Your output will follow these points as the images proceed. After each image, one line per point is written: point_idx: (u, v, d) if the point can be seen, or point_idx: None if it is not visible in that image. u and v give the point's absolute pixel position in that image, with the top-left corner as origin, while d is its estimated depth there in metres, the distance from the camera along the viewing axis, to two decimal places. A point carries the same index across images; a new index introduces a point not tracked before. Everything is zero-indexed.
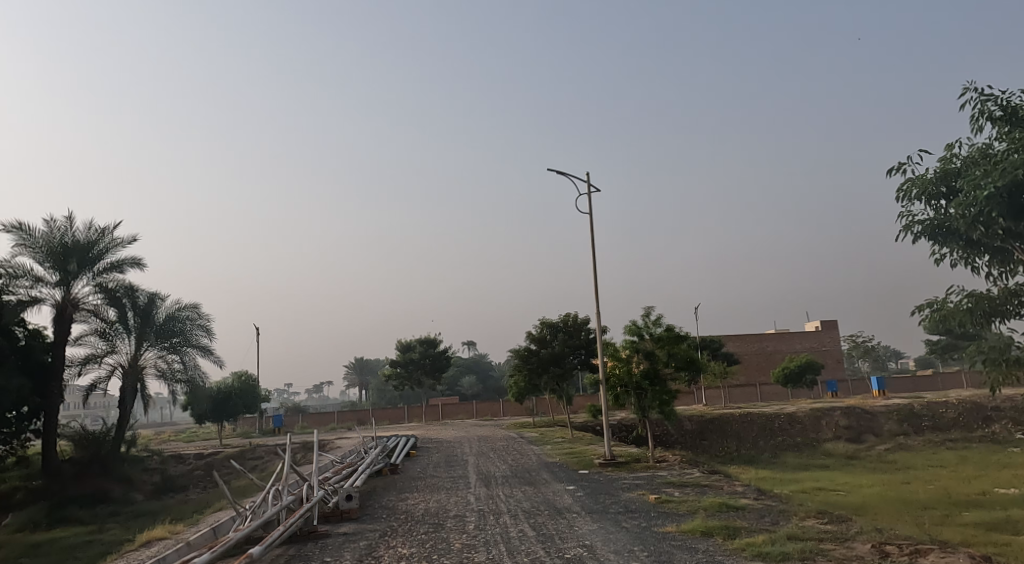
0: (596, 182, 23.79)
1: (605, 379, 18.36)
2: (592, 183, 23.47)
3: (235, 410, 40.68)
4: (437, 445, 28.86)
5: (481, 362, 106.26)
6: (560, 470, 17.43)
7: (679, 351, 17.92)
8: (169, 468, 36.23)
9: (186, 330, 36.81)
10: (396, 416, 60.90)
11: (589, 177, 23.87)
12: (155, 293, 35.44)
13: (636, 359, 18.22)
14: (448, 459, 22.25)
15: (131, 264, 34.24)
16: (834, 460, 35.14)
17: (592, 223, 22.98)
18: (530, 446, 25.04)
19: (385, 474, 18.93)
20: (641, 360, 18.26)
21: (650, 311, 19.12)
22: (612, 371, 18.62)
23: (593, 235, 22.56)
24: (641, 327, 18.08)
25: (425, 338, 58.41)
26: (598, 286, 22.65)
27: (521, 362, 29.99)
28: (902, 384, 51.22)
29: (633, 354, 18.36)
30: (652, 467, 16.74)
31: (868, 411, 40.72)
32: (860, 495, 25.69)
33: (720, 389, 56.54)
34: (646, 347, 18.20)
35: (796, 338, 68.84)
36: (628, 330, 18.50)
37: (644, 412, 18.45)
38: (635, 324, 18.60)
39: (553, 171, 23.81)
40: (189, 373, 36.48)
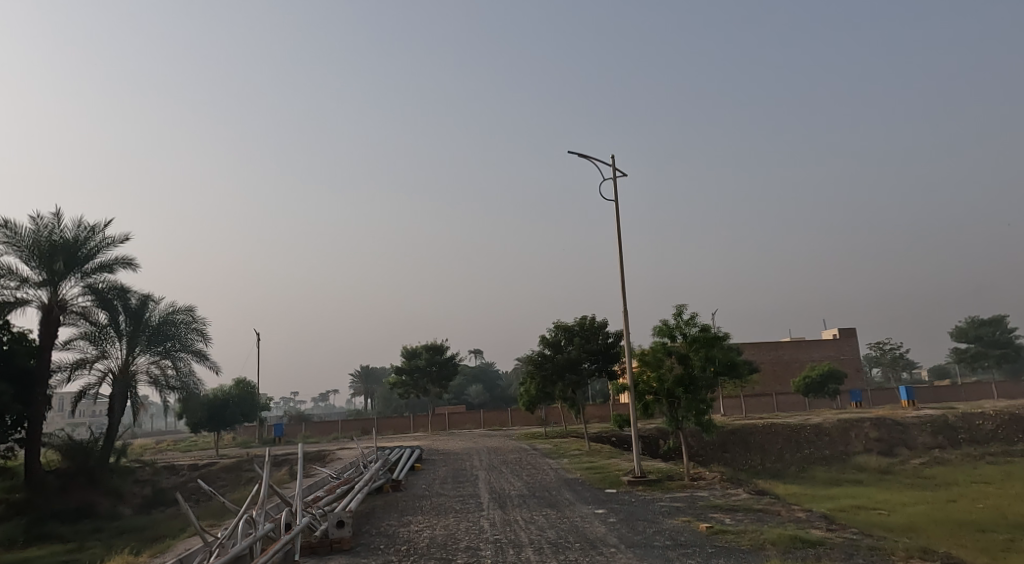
0: (621, 165, 21.65)
1: (633, 387, 16.42)
2: (617, 166, 21.36)
3: (233, 419, 38.77)
4: (443, 456, 26.83)
5: (489, 370, 104.11)
6: (583, 488, 15.48)
7: (717, 355, 15.88)
8: (162, 480, 34.34)
9: (180, 334, 34.94)
10: (400, 425, 58.91)
11: (613, 160, 21.74)
12: (146, 295, 33.69)
13: (669, 363, 16.20)
14: (455, 474, 20.23)
15: (122, 264, 32.45)
16: (868, 475, 33.04)
17: (617, 211, 20.90)
18: (545, 459, 23.06)
19: (387, 491, 17.02)
20: (674, 364, 16.24)
21: (684, 308, 17.05)
22: (641, 378, 16.64)
23: (619, 224, 20.46)
24: (672, 327, 16.06)
25: (432, 344, 56.51)
26: (623, 281, 20.55)
27: (535, 368, 28.00)
28: (931, 394, 49.07)
29: (665, 357, 16.35)
30: (690, 485, 14.82)
31: (899, 422, 38.65)
32: (905, 515, 23.71)
33: (738, 398, 54.39)
34: (678, 350, 16.17)
35: (815, 346, 66.60)
36: (658, 330, 16.49)
37: (678, 424, 16.43)
38: (666, 323, 16.57)
39: (574, 155, 21.69)
40: (183, 380, 34.59)
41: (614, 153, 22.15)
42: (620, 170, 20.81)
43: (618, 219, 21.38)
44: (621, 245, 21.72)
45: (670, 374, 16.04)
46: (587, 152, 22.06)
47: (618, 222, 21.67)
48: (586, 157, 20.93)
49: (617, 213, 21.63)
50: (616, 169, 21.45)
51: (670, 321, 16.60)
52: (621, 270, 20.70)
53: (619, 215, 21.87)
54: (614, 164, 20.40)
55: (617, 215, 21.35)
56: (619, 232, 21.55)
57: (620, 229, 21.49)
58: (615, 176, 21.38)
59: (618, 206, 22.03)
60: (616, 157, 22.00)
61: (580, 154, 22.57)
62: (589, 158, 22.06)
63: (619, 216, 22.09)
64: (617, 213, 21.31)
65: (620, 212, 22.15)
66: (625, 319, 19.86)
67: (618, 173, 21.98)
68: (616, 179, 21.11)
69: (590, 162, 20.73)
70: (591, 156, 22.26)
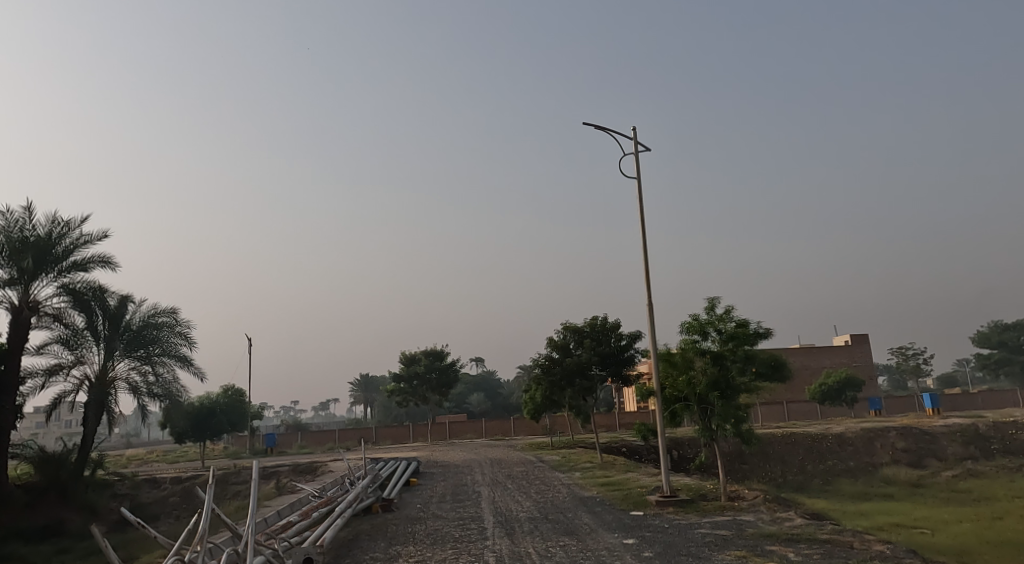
0: (643, 139, 19.43)
1: (660, 391, 14.32)
2: (639, 140, 19.12)
3: (219, 428, 36.48)
4: (443, 470, 24.56)
5: (490, 379, 101.78)
6: (602, 510, 13.29)
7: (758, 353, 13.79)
8: (142, 494, 32.13)
9: (163, 338, 32.65)
10: (399, 435, 56.74)
11: (633, 133, 19.52)
12: (126, 295, 31.44)
13: (702, 364, 14.09)
14: (455, 491, 18.02)
15: (99, 263, 30.27)
16: (899, 489, 30.83)
17: (639, 190, 18.68)
18: (554, 473, 20.85)
19: (375, 511, 14.91)
20: (708, 365, 14.11)
21: (717, 301, 14.91)
22: (667, 381, 14.52)
23: (642, 206, 18.19)
24: (702, 323, 13.98)
25: (432, 349, 54.34)
26: (648, 269, 18.26)
27: (543, 373, 25.85)
28: (955, 402, 46.88)
29: (696, 358, 14.23)
30: (730, 507, 12.63)
31: (927, 432, 36.49)
32: (951, 534, 21.54)
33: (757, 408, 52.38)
34: (712, 349, 14.08)
35: (828, 354, 64.42)
36: (688, 327, 14.37)
37: (712, 434, 14.32)
38: (697, 318, 14.45)
39: (590, 126, 19.48)
40: (166, 387, 32.31)
41: (635, 127, 19.94)
42: (644, 144, 18.57)
43: (640, 200, 19.11)
44: (644, 229, 19.47)
45: (703, 376, 13.92)
46: (603, 123, 19.82)
47: (640, 203, 19.43)
48: (604, 128, 18.73)
49: (639, 192, 19.40)
50: (639, 144, 19.24)
51: (700, 316, 14.49)
52: (644, 258, 18.43)
53: (641, 195, 19.63)
54: (635, 137, 18.14)
55: (639, 195, 19.08)
56: (642, 214, 19.36)
57: (643, 211, 19.22)
58: (637, 152, 19.15)
59: (639, 187, 19.81)
60: (637, 131, 19.78)
61: (598, 126, 20.33)
62: (607, 130, 19.77)
63: (639, 197, 19.87)
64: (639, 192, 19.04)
65: (642, 193, 19.92)
66: (650, 312, 17.60)
67: (640, 149, 19.77)
68: (638, 154, 18.88)
69: (608, 134, 18.49)
70: (609, 129, 20.09)
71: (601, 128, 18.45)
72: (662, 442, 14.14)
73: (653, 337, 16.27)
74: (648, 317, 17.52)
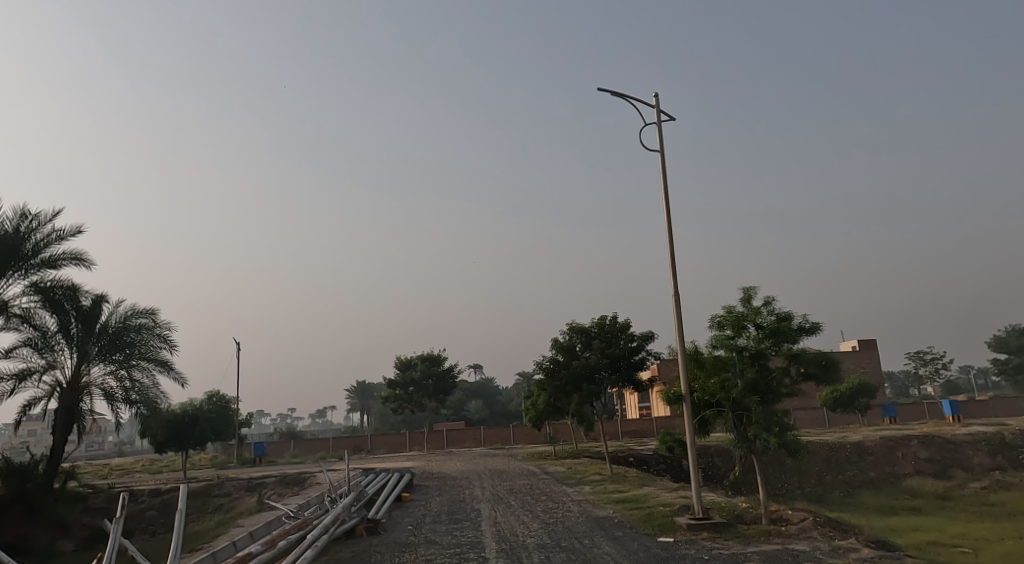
0: (666, 110, 17.56)
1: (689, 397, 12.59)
2: (661, 109, 17.28)
3: (202, 437, 34.45)
4: (439, 483, 22.61)
5: (489, 385, 99.69)
6: (625, 536, 11.36)
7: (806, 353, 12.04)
8: (118, 508, 30.10)
9: (141, 341, 30.62)
10: (395, 444, 54.76)
11: (655, 103, 17.69)
12: (100, 294, 29.34)
13: (738, 365, 12.32)
14: (452, 509, 16.06)
15: (70, 260, 28.26)
16: (926, 501, 28.89)
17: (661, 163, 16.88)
18: (561, 488, 18.93)
19: (360, 534, 12.99)
20: (746, 366, 12.34)
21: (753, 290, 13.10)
22: (697, 385, 12.76)
23: (667, 184, 16.27)
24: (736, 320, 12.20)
25: (429, 354, 52.40)
26: (674, 257, 16.34)
27: (547, 377, 23.87)
28: (976, 409, 45.00)
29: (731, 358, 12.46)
30: (775, 532, 10.75)
31: (950, 440, 34.59)
32: (997, 555, 19.63)
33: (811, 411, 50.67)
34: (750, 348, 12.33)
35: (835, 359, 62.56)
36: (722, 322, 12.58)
37: (750, 444, 12.59)
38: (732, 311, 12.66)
39: (606, 94, 17.66)
40: (143, 393, 30.24)
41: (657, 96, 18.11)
42: (667, 112, 16.77)
43: (663, 178, 17.24)
44: (667, 208, 17.60)
45: (740, 382, 12.16)
46: (622, 90, 17.92)
47: (663, 182, 17.56)
48: (623, 95, 16.95)
49: (662, 169, 17.50)
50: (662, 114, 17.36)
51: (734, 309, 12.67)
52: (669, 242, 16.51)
53: (664, 173, 17.75)
54: (657, 104, 16.27)
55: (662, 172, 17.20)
56: (664, 190, 17.53)
57: (665, 187, 17.39)
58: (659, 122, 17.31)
59: (661, 162, 17.94)
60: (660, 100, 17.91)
61: (614, 95, 18.53)
62: (626, 99, 17.87)
63: (661, 174, 18.00)
64: (661, 164, 17.25)
65: (664, 170, 18.06)
66: (676, 303, 15.75)
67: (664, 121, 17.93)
68: (661, 123, 17.08)
69: (627, 101, 16.66)
70: (629, 98, 18.23)
71: (620, 96, 16.60)
72: (692, 456, 12.30)
73: (680, 332, 14.45)
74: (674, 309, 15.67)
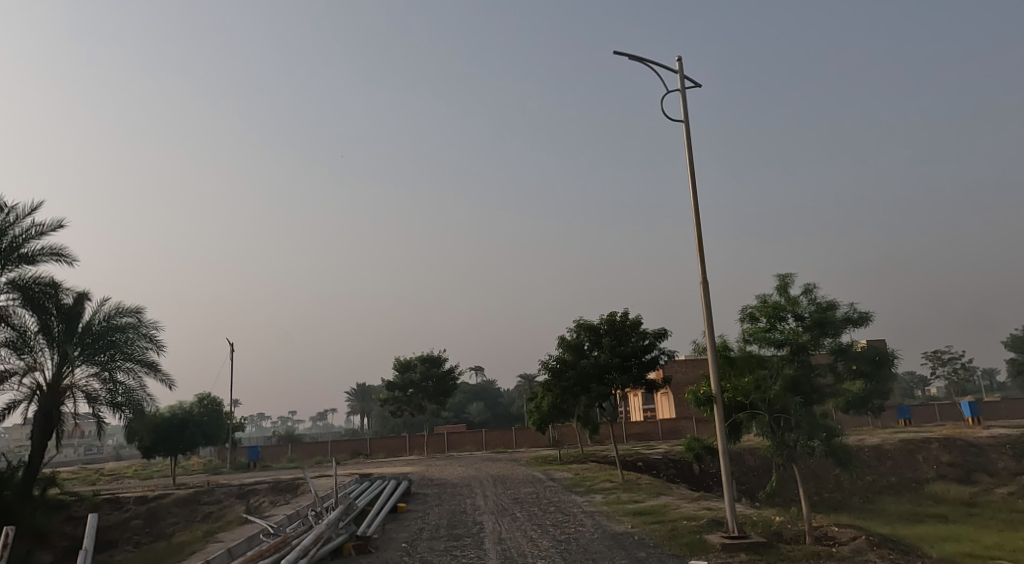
0: (689, 79, 16.06)
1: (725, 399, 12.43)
2: (684, 76, 15.76)
3: (192, 441, 33.00)
4: (438, 491, 21.16)
5: (490, 387, 98.13)
6: (649, 558, 9.94)
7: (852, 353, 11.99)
8: (101, 517, 28.68)
9: (127, 341, 29.15)
10: (394, 447, 53.40)
11: (677, 69, 16.18)
12: (83, 291, 27.85)
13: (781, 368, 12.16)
14: (450, 522, 14.63)
15: (48, 256, 26.80)
16: (951, 508, 27.43)
17: (686, 133, 15.35)
18: (570, 497, 17.52)
19: (346, 555, 11.59)
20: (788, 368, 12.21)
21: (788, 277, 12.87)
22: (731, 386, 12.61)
23: (693, 159, 14.70)
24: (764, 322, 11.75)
25: (428, 355, 50.94)
26: (700, 237, 14.84)
27: (553, 377, 22.37)
28: (995, 410, 43.48)
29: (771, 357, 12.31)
30: (823, 556, 9.31)
31: (973, 443, 33.12)
32: None
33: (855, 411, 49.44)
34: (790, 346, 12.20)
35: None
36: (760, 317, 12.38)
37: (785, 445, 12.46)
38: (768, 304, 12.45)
39: (624, 58, 16.14)
40: (129, 396, 28.79)
41: (680, 60, 16.56)
42: (690, 78, 15.28)
43: (688, 152, 15.67)
44: (692, 183, 16.08)
45: (782, 384, 12.06)
46: (640, 56, 16.43)
47: (688, 156, 16.01)
48: (643, 60, 15.44)
49: (687, 141, 15.93)
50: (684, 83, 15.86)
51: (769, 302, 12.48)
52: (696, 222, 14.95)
53: (688, 146, 16.24)
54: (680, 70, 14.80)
55: (686, 145, 15.62)
56: (689, 164, 16.02)
57: (689, 160, 15.89)
58: (683, 89, 15.77)
59: (685, 133, 16.40)
60: (682, 69, 16.44)
61: (633, 58, 16.98)
62: (646, 64, 16.35)
63: (686, 146, 16.45)
64: (685, 135, 15.73)
65: (688, 142, 16.50)
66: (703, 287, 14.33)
67: (687, 91, 16.43)
68: (685, 91, 15.57)
69: (648, 66, 15.15)
70: (649, 63, 16.71)
71: (639, 61, 15.08)
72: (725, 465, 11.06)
73: (708, 321, 13.20)
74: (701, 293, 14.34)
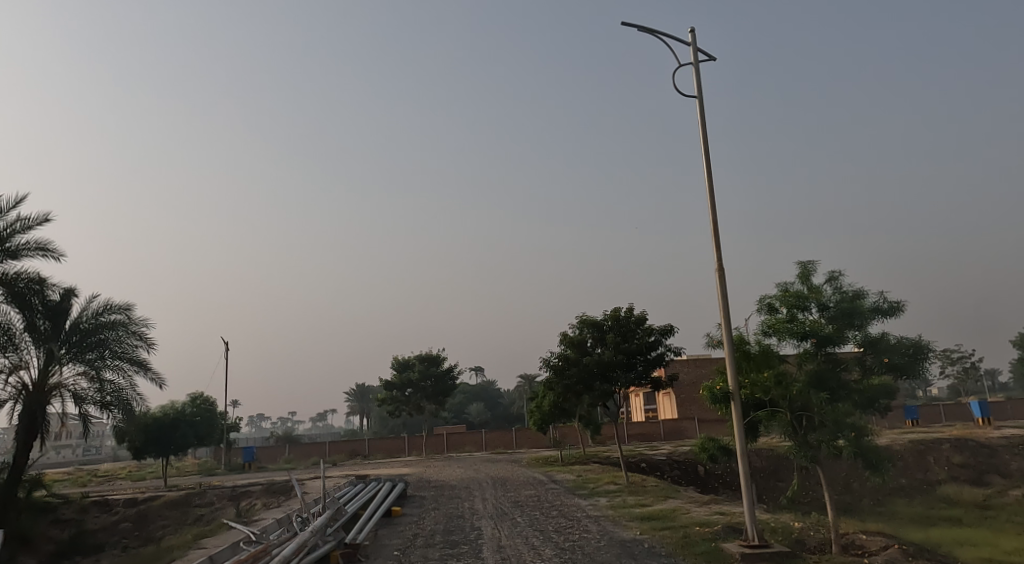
0: (702, 53, 15.15)
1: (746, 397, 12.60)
2: (699, 50, 14.85)
3: (183, 442, 32.17)
4: (435, 493, 20.33)
5: (490, 387, 97.24)
6: None
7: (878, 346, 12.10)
8: (89, 520, 27.86)
9: (116, 340, 28.32)
10: (393, 448, 52.63)
11: (690, 43, 15.29)
12: (70, 287, 27.06)
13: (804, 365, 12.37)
14: (446, 528, 13.82)
15: (34, 251, 25.97)
16: (965, 510, 26.61)
17: (700, 110, 14.45)
18: (572, 500, 16.71)
19: None
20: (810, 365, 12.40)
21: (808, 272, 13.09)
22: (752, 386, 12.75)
23: (709, 137, 13.79)
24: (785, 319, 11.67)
25: (427, 354, 50.12)
26: (717, 221, 13.94)
27: (556, 375, 21.55)
28: (1005, 410, 42.63)
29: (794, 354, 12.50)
30: None
31: (985, 444, 32.31)
32: None
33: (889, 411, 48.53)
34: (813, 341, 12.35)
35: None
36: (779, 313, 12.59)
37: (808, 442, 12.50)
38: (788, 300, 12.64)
39: (634, 32, 15.24)
40: (118, 395, 27.92)
41: (693, 34, 15.65)
42: (704, 52, 14.39)
43: (702, 130, 14.74)
44: (707, 163, 15.17)
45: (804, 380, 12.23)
46: (651, 30, 15.54)
47: (703, 134, 15.08)
48: (654, 33, 14.54)
49: (701, 119, 15.00)
50: (697, 57, 14.96)
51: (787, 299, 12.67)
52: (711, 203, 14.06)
53: (703, 124, 15.33)
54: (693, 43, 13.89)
55: (702, 122, 14.71)
56: (704, 143, 15.10)
57: (705, 138, 14.98)
58: (697, 64, 14.87)
59: (699, 110, 15.49)
60: (695, 44, 15.56)
61: (644, 31, 16.06)
62: (657, 38, 15.44)
63: (700, 124, 15.53)
64: (700, 111, 14.81)
65: (703, 120, 15.58)
66: (720, 272, 13.52)
67: (701, 67, 15.55)
68: (699, 66, 14.68)
69: (659, 39, 14.27)
70: (661, 37, 15.80)
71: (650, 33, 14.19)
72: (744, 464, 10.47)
73: (725, 311, 12.44)
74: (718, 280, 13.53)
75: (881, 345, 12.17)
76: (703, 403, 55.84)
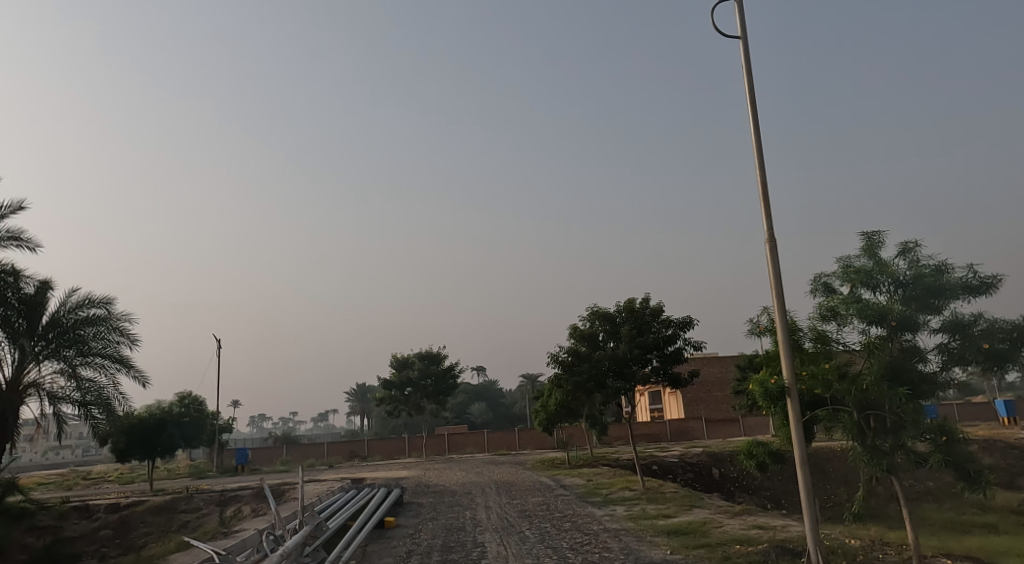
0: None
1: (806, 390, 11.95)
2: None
3: (169, 444, 30.54)
4: (435, 500, 18.67)
5: (492, 387, 95.60)
6: None
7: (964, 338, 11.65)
8: (68, 527, 26.21)
9: (96, 335, 26.72)
10: (392, 450, 50.98)
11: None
12: (46, 279, 25.52)
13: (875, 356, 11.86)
14: (445, 543, 12.16)
15: (7, 240, 24.35)
16: (999, 516, 24.93)
17: (746, 56, 12.62)
18: (586, 509, 15.05)
19: None
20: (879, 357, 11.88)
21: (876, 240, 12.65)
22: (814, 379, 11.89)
23: (755, 93, 12.05)
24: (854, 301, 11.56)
25: (427, 352, 48.53)
26: (765, 187, 12.11)
27: (565, 372, 19.86)
28: None
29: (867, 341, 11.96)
30: None
31: (1016, 445, 30.62)
32: None
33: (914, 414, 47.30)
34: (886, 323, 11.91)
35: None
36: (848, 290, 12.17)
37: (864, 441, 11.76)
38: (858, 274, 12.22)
39: None
40: (97, 394, 26.30)
41: None
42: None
43: (748, 80, 12.91)
44: (754, 118, 13.34)
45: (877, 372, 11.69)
46: None
47: (748, 86, 13.23)
48: None
49: (747, 69, 13.16)
50: (738, 5, 13.20)
51: (857, 273, 12.21)
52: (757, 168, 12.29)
53: (748, 75, 13.50)
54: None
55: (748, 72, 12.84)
56: (749, 95, 13.26)
57: (751, 90, 13.14)
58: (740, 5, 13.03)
59: (744, 59, 13.63)
60: None
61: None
62: None
63: (745, 75, 13.70)
64: (746, 58, 12.97)
65: (747, 71, 13.74)
66: (769, 249, 11.94)
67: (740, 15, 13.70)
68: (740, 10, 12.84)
69: None
70: None
71: None
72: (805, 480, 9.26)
73: (778, 294, 10.90)
74: (766, 258, 12.09)
75: (965, 332, 11.70)
76: (710, 403, 54.21)
